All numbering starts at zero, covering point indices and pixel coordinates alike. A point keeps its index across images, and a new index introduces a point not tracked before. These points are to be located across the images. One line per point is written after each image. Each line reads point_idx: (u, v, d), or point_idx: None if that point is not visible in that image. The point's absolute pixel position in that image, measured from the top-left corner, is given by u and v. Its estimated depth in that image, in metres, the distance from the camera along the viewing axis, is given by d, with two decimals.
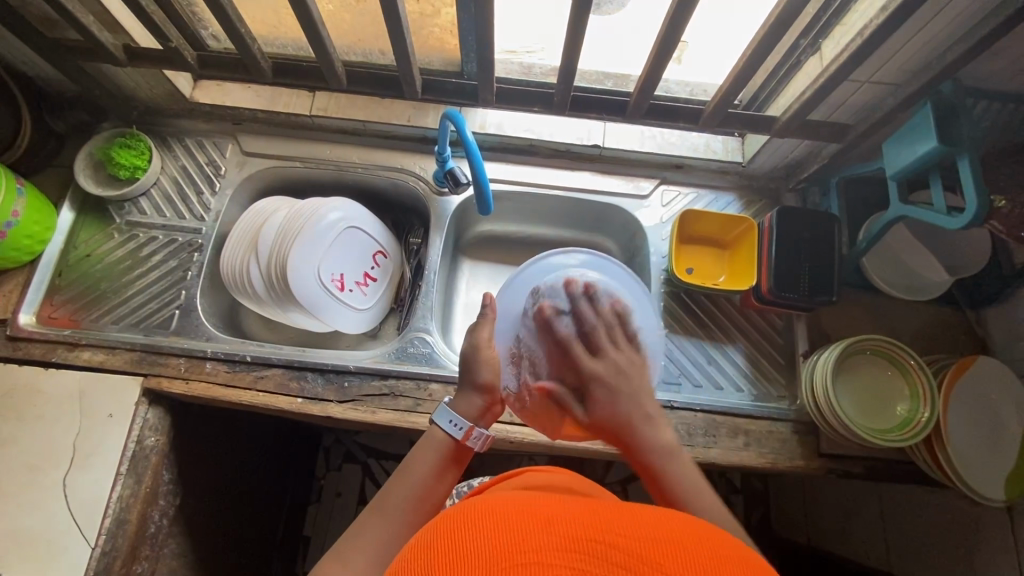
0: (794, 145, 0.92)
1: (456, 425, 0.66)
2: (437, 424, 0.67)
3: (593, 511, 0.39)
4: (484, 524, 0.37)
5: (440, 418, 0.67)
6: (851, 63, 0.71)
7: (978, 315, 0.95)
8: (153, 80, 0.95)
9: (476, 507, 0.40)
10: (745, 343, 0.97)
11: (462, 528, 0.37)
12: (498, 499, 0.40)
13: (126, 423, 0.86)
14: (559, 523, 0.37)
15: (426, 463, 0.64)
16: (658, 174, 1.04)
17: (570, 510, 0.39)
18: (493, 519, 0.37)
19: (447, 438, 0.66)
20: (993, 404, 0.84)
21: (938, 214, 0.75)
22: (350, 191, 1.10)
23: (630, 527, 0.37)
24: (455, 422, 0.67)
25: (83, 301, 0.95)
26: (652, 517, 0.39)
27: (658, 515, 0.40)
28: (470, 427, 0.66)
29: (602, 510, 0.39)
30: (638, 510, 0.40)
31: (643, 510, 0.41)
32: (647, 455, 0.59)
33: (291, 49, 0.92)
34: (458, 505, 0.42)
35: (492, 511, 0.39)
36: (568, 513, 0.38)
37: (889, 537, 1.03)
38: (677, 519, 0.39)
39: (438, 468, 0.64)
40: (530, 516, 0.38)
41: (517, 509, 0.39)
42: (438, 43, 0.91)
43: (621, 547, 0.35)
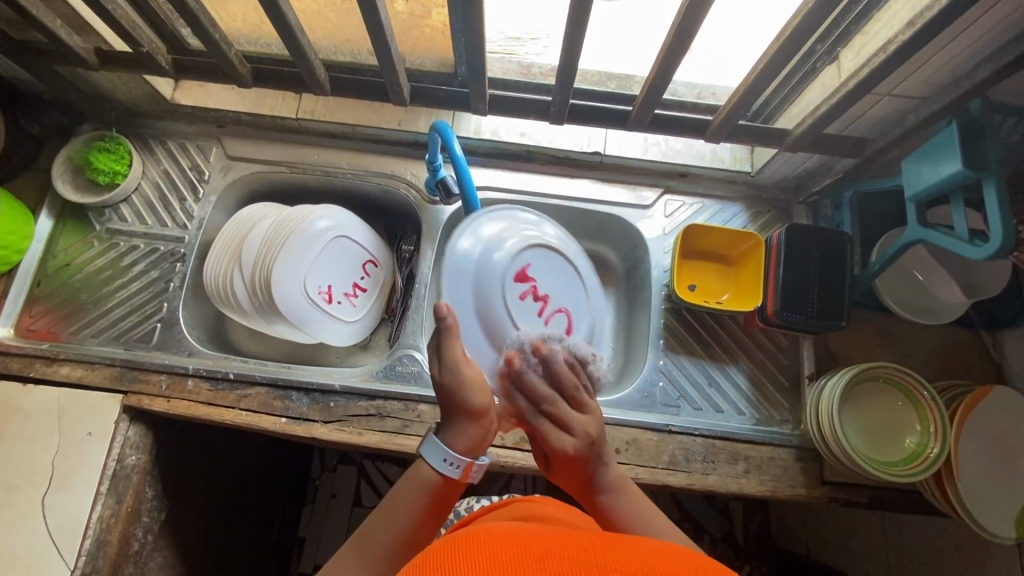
0: (806, 157, 0.87)
1: (451, 464, 0.57)
2: (428, 461, 0.58)
3: (585, 547, 0.38)
4: (473, 557, 0.36)
5: (431, 455, 0.58)
6: (872, 79, 0.65)
7: (995, 338, 0.90)
8: (130, 82, 0.90)
9: (465, 544, 0.38)
10: (747, 364, 0.93)
11: (450, 559, 0.36)
12: (488, 534, 0.39)
13: (106, 442, 0.83)
14: (550, 558, 0.36)
15: (411, 504, 0.56)
16: (662, 182, 0.99)
17: (562, 545, 0.38)
18: (483, 554, 0.36)
19: (438, 478, 0.57)
20: (1007, 437, 0.80)
21: (958, 241, 0.70)
22: (339, 196, 1.06)
23: (623, 561, 0.36)
24: (449, 460, 0.58)
25: (64, 312, 0.93)
26: (647, 552, 0.38)
27: (653, 550, 0.39)
28: (468, 463, 0.58)
29: (595, 545, 0.38)
30: (633, 545, 0.39)
31: (635, 545, 0.39)
32: (596, 490, 0.62)
33: (274, 49, 0.86)
34: (451, 539, 0.41)
35: (482, 545, 0.38)
36: (560, 548, 0.37)
37: (891, 560, 1.00)
38: (669, 555, 0.38)
39: (423, 513, 0.56)
40: (523, 550, 0.37)
41: (509, 544, 0.38)
42: (429, 43, 0.85)
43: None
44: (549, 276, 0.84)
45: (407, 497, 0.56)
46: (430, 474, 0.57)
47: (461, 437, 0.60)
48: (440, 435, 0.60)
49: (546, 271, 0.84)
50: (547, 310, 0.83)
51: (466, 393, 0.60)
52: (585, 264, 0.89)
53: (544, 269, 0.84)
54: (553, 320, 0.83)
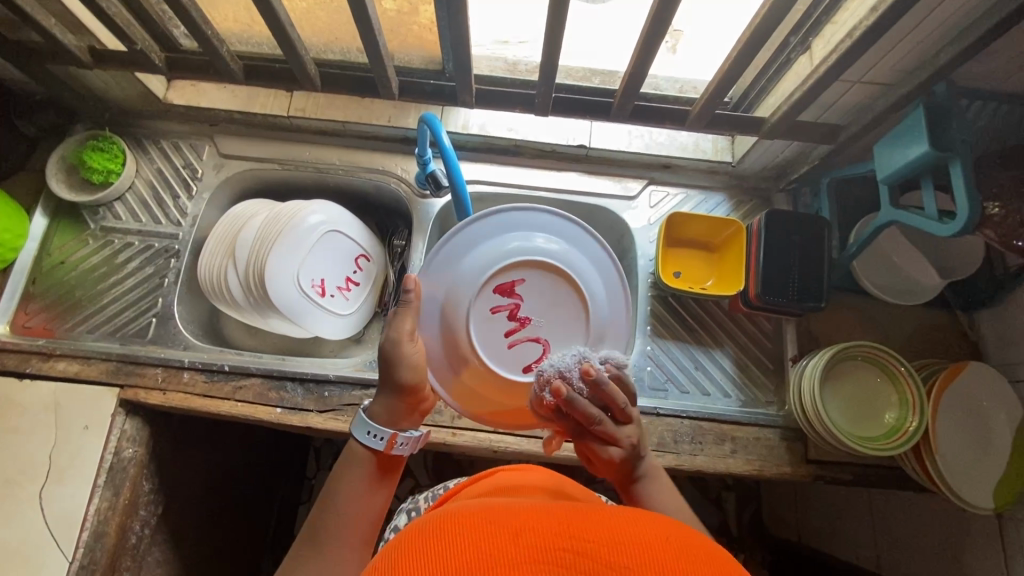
0: (784, 145, 0.90)
1: (374, 435, 0.59)
2: (355, 437, 0.59)
3: (559, 518, 0.37)
4: (445, 536, 0.35)
5: (357, 429, 0.59)
6: (841, 65, 0.68)
7: (970, 318, 0.93)
8: (124, 81, 0.92)
9: (437, 524, 0.37)
10: (733, 348, 0.95)
11: (422, 544, 0.35)
12: (459, 511, 0.38)
13: (103, 435, 0.84)
14: (524, 533, 0.35)
15: (355, 478, 0.57)
16: (646, 174, 1.02)
17: (537, 519, 0.37)
18: (456, 532, 0.35)
19: (368, 452, 0.59)
20: (982, 412, 0.83)
21: (928, 220, 0.73)
22: (331, 193, 1.08)
23: (597, 531, 0.36)
24: (372, 432, 0.59)
25: (59, 309, 0.94)
26: (621, 518, 0.38)
27: (626, 517, 0.38)
28: (391, 434, 0.59)
29: (569, 515, 0.37)
30: (605, 512, 0.39)
31: (610, 512, 0.39)
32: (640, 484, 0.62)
33: (265, 48, 0.88)
34: (423, 518, 0.39)
35: (455, 524, 0.36)
36: (534, 521, 0.36)
37: (878, 539, 1.03)
38: (645, 521, 0.38)
39: (369, 481, 0.58)
40: (495, 526, 0.36)
41: (482, 519, 0.37)
42: (417, 41, 0.87)
43: (589, 554, 0.34)
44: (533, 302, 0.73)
45: (349, 474, 0.57)
46: (364, 451, 0.59)
47: (385, 412, 0.61)
48: (368, 408, 0.62)
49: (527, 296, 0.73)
50: (520, 335, 0.73)
51: (397, 369, 0.62)
52: (597, 298, 0.75)
53: (537, 292, 0.73)
54: (521, 347, 0.73)
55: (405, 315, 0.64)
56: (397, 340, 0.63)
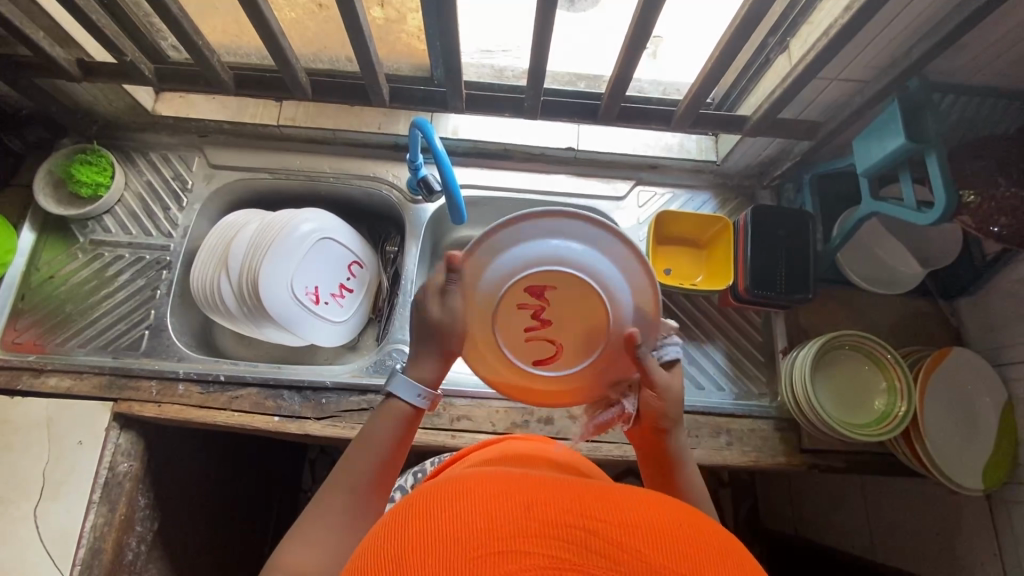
0: (766, 143, 0.92)
1: (419, 396, 0.58)
2: (395, 392, 0.58)
3: (571, 494, 0.37)
4: (457, 503, 0.35)
5: (399, 387, 0.58)
6: (817, 63, 0.71)
7: (952, 305, 0.96)
8: (112, 94, 0.92)
9: (451, 488, 0.37)
10: (724, 342, 0.97)
11: (433, 509, 0.35)
12: (473, 478, 0.38)
13: (97, 449, 0.83)
14: (535, 507, 0.35)
15: (386, 437, 0.57)
16: (634, 174, 1.04)
17: (551, 492, 0.37)
18: (469, 499, 0.36)
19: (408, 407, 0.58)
20: (967, 396, 0.86)
21: (908, 210, 0.75)
22: (322, 201, 1.08)
23: (608, 510, 0.36)
24: (417, 392, 0.58)
25: (49, 324, 0.93)
26: (633, 500, 0.38)
27: (639, 498, 0.38)
28: (435, 398, 0.59)
29: (581, 492, 0.37)
30: (618, 492, 0.38)
31: (624, 493, 0.39)
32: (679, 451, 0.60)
33: (254, 58, 0.89)
34: (436, 481, 0.40)
35: (468, 491, 0.36)
36: (548, 494, 0.36)
37: (873, 527, 1.04)
38: (658, 506, 0.38)
39: (401, 440, 0.58)
40: (508, 495, 0.36)
41: (495, 488, 0.37)
42: (405, 48, 0.89)
43: (600, 534, 0.34)
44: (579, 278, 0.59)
45: (382, 430, 0.58)
46: (402, 407, 0.58)
47: (432, 374, 0.60)
48: (409, 369, 0.60)
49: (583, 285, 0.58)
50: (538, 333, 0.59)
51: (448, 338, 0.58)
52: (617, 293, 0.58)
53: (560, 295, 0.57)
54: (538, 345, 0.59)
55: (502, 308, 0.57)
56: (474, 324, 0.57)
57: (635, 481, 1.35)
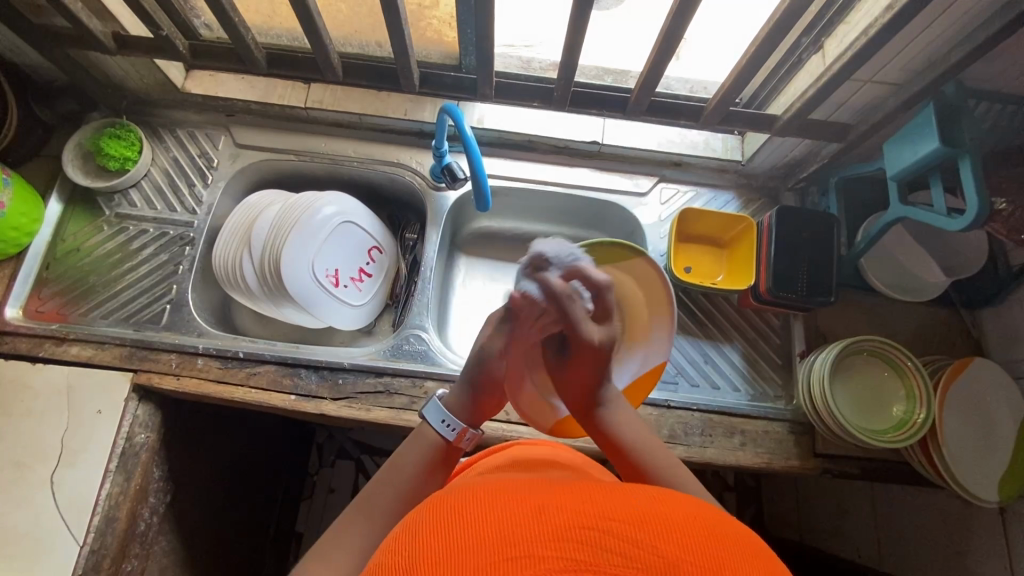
0: (793, 144, 0.92)
1: (446, 425, 0.65)
2: (428, 421, 0.66)
3: (583, 497, 0.37)
4: (467, 515, 0.35)
5: (431, 415, 0.66)
6: (852, 64, 0.70)
7: (973, 316, 0.95)
8: (144, 69, 0.93)
9: (460, 502, 0.37)
10: (741, 342, 0.97)
11: (447, 518, 0.36)
12: (483, 490, 0.38)
13: (115, 419, 0.84)
14: (544, 511, 0.35)
15: (415, 462, 0.61)
16: (658, 171, 1.04)
17: (559, 499, 0.36)
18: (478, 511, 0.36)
19: (437, 437, 0.64)
20: (987, 408, 0.85)
21: (939, 216, 0.74)
22: (344, 185, 1.09)
23: (620, 511, 0.35)
24: (446, 421, 0.65)
25: (72, 294, 0.94)
26: (648, 503, 0.37)
27: (654, 501, 0.38)
28: (462, 428, 0.65)
29: (594, 495, 0.37)
30: (632, 495, 0.38)
31: (634, 494, 0.38)
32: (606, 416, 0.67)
33: (285, 39, 0.89)
34: (450, 492, 0.40)
35: (477, 502, 0.37)
36: (555, 500, 0.36)
37: (882, 537, 1.04)
38: (670, 504, 0.37)
39: (430, 465, 0.62)
40: (517, 502, 0.36)
41: (502, 497, 0.37)
42: (436, 35, 0.89)
43: (614, 534, 0.33)
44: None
45: (409, 456, 0.62)
46: (434, 436, 0.65)
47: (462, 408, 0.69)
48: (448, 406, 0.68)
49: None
50: None
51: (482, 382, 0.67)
52: None
53: None
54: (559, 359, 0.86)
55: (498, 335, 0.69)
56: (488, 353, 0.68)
57: None
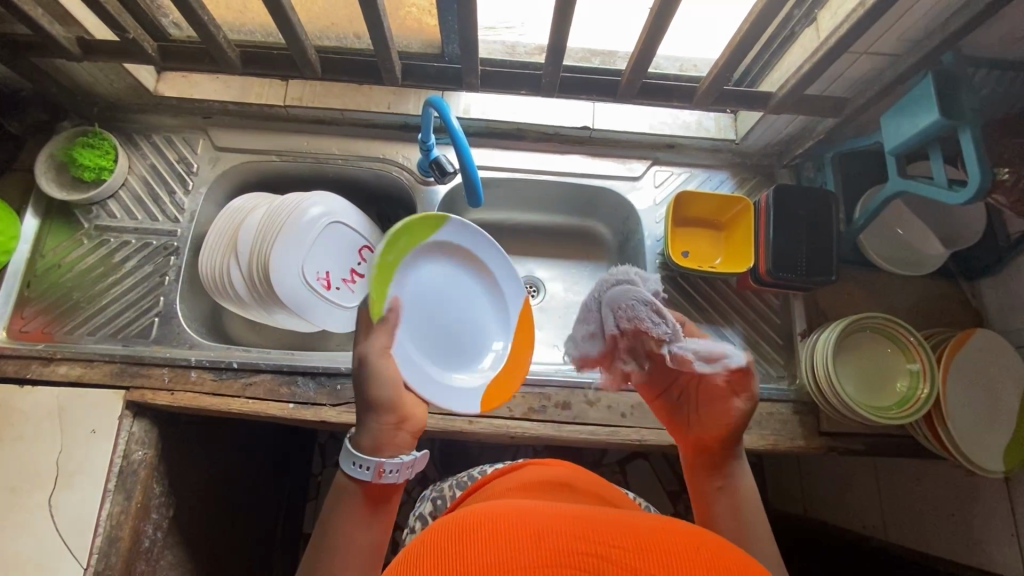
0: (788, 121, 0.90)
1: (361, 466, 0.56)
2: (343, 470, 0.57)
3: (586, 522, 0.36)
4: (467, 537, 0.35)
5: (345, 462, 0.57)
6: (849, 37, 0.68)
7: (973, 286, 0.95)
8: (113, 74, 0.89)
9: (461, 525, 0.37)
10: (742, 324, 0.96)
11: (441, 544, 0.35)
12: (486, 513, 0.38)
13: (111, 438, 0.83)
14: (545, 537, 0.34)
15: (340, 512, 0.56)
16: (650, 154, 1.01)
17: (561, 524, 0.36)
18: (479, 534, 0.35)
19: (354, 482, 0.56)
20: (990, 378, 0.85)
21: (938, 189, 0.72)
22: (331, 184, 1.06)
23: (623, 538, 0.34)
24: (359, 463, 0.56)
25: (56, 312, 0.91)
26: (648, 527, 0.36)
27: (656, 527, 0.37)
28: (378, 463, 0.56)
29: (592, 521, 0.36)
30: (634, 521, 0.37)
31: (639, 521, 0.38)
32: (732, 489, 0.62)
33: (259, 36, 0.86)
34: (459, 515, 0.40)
35: (479, 526, 0.36)
36: (557, 526, 0.35)
37: (886, 508, 1.05)
38: (675, 529, 0.37)
39: (362, 513, 0.56)
40: (518, 527, 0.35)
41: (505, 521, 0.36)
42: (416, 24, 0.86)
43: (613, 560, 0.32)
44: (464, 296, 0.81)
45: (335, 507, 0.56)
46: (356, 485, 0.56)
47: (378, 435, 0.58)
48: (360, 439, 0.58)
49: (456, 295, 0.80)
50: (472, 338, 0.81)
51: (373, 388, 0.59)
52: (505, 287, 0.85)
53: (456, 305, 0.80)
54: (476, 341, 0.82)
55: (382, 331, 0.62)
56: (376, 357, 0.61)
57: (645, 463, 1.39)
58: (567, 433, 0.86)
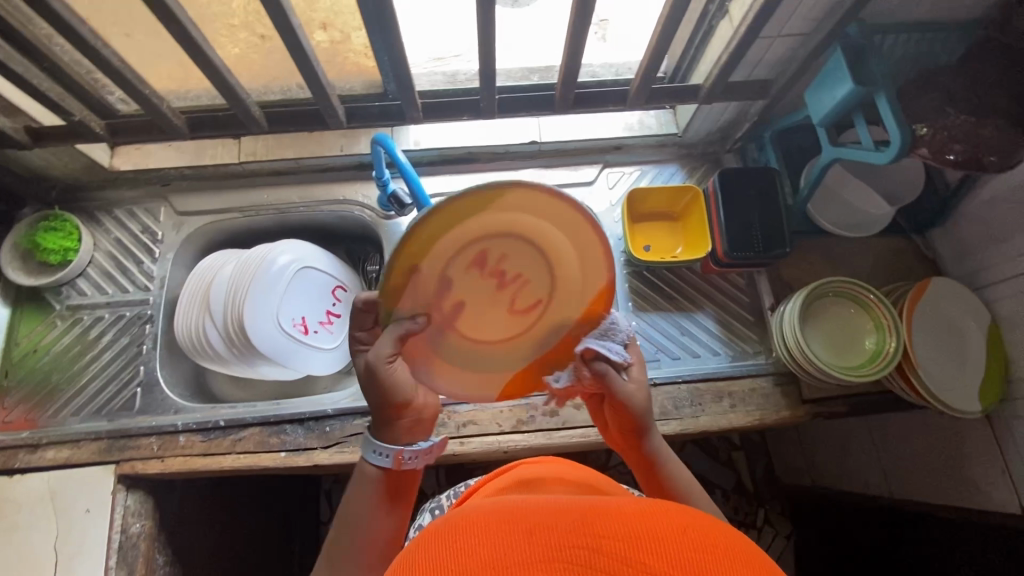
0: (722, 108, 0.94)
1: (381, 454, 0.55)
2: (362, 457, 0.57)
3: (577, 512, 0.37)
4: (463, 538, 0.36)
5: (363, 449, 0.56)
6: (757, 23, 0.72)
7: (925, 238, 0.99)
8: (67, 156, 0.91)
9: (458, 523, 0.38)
10: (712, 307, 0.98)
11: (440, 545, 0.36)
12: (481, 511, 0.39)
13: (107, 515, 0.83)
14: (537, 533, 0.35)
15: (364, 504, 0.55)
16: (600, 158, 1.05)
17: (553, 518, 0.36)
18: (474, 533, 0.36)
19: (374, 471, 0.56)
20: (952, 324, 0.89)
21: (868, 151, 0.76)
22: (297, 231, 1.08)
23: (614, 527, 0.35)
24: (379, 450, 0.56)
25: (38, 397, 0.91)
26: (639, 511, 0.37)
27: (648, 508, 0.37)
28: (398, 452, 0.56)
29: (585, 510, 0.37)
30: (627, 505, 0.38)
31: (632, 504, 0.38)
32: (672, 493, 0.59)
33: (205, 99, 0.88)
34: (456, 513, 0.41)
35: (476, 526, 0.37)
36: (549, 520, 0.36)
37: (885, 465, 1.06)
38: (667, 512, 0.37)
39: (383, 504, 0.56)
40: (511, 526, 0.36)
41: (499, 517, 0.37)
42: (356, 67, 0.88)
43: (604, 551, 0.33)
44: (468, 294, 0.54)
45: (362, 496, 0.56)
46: (372, 470, 0.56)
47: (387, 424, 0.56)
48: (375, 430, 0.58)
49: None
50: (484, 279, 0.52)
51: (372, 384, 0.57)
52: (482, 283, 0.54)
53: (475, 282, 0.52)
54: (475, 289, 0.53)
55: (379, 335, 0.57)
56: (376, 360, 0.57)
57: None
58: (558, 439, 0.87)
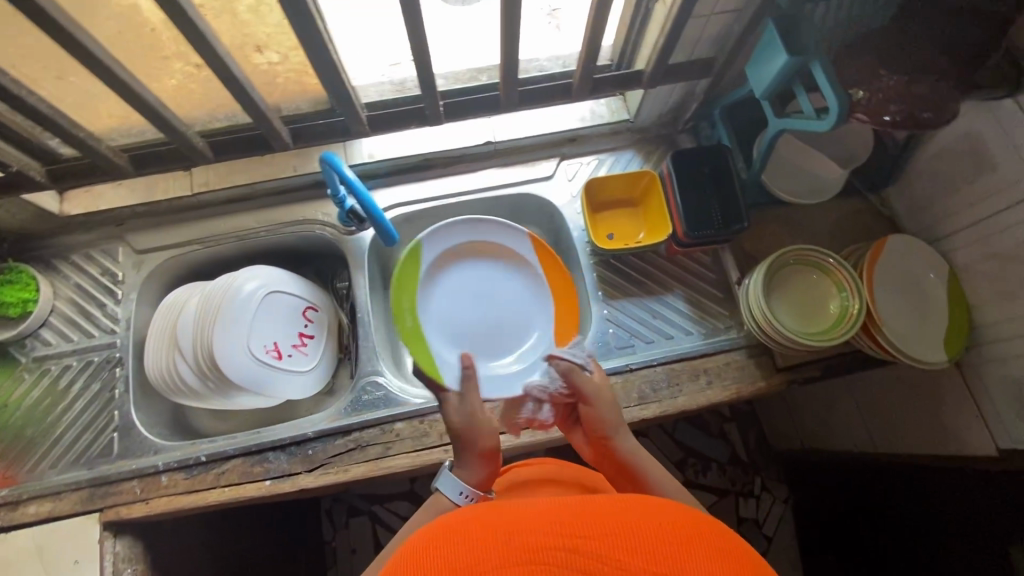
0: (669, 90, 0.95)
1: (465, 495, 0.62)
2: (442, 491, 0.62)
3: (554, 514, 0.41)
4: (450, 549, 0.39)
5: (446, 486, 0.62)
6: (686, 5, 0.73)
7: (882, 197, 1.00)
8: (13, 207, 0.89)
9: (447, 534, 0.41)
10: (681, 288, 0.99)
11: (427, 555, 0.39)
12: (467, 519, 0.43)
13: (96, 563, 0.82)
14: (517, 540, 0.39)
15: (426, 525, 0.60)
16: (556, 151, 1.05)
17: (532, 522, 0.40)
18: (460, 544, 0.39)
19: (455, 509, 0.62)
20: (912, 278, 0.91)
21: (810, 120, 0.77)
22: (261, 256, 1.07)
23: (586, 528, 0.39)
24: (461, 490, 0.62)
25: (12, 454, 0.90)
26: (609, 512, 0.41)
27: (616, 507, 0.42)
28: (480, 496, 0.63)
29: (563, 512, 0.42)
30: (597, 505, 0.42)
31: (601, 503, 0.43)
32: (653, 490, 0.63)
33: (149, 134, 0.87)
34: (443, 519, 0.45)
35: (462, 535, 0.40)
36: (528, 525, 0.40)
37: (868, 422, 1.09)
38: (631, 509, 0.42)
39: None
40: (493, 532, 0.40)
41: (484, 526, 0.41)
42: (298, 85, 0.86)
43: (578, 550, 0.38)
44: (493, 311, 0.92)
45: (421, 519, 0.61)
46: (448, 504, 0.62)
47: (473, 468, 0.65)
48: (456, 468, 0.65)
49: (510, 294, 0.93)
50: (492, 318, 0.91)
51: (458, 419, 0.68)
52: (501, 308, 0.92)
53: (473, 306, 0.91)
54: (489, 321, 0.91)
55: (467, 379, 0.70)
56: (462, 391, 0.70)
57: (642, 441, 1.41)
58: (542, 435, 0.88)
